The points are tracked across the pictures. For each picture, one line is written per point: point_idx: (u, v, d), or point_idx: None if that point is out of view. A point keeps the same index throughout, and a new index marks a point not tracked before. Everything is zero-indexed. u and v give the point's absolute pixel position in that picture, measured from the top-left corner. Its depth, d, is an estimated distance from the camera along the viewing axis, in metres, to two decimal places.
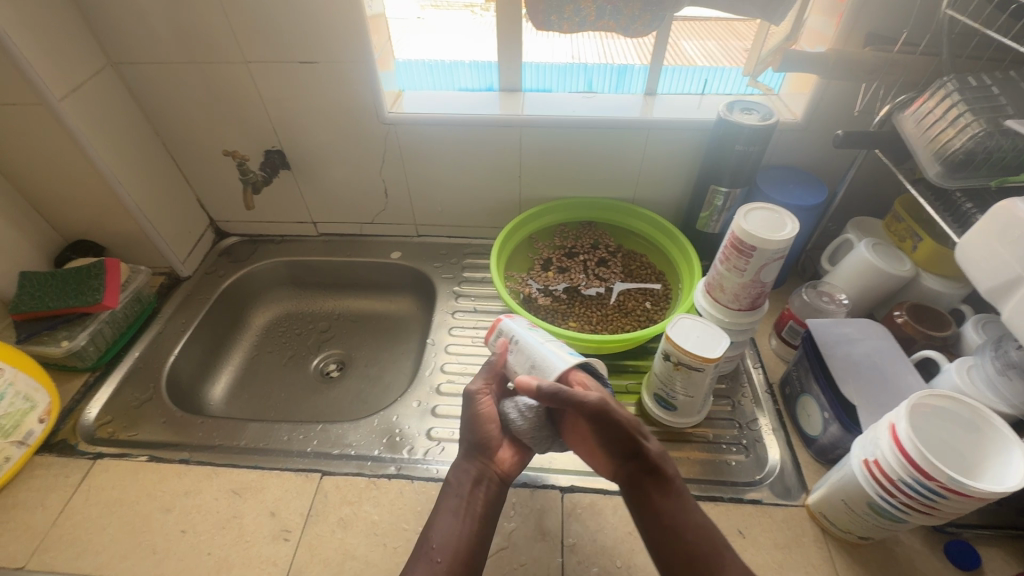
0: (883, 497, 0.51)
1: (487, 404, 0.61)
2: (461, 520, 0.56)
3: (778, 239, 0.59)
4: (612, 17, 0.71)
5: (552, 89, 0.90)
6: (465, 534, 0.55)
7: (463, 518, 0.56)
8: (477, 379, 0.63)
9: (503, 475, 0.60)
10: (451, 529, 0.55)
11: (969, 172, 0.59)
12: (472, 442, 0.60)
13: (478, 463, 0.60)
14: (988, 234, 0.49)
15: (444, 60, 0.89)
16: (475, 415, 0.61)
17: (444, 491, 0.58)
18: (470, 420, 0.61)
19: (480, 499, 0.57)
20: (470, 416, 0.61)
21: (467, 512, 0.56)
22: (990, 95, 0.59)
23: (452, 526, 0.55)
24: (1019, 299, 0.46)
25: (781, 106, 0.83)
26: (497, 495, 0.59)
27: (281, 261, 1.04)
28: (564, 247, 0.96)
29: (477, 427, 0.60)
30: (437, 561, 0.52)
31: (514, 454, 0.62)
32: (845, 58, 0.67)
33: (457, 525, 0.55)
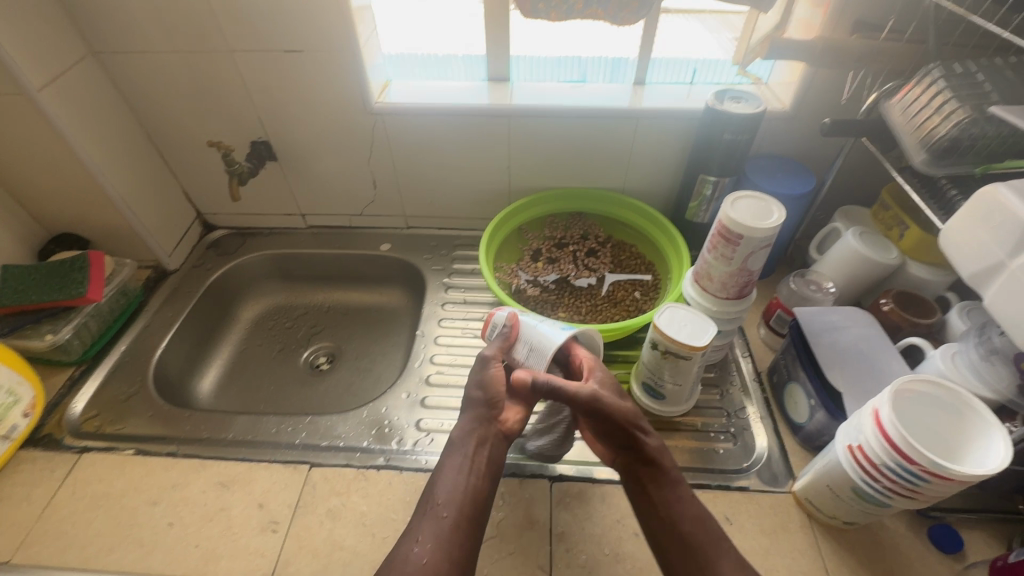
0: (867, 482, 0.52)
1: (497, 368, 0.64)
2: (466, 476, 0.56)
3: (765, 227, 0.59)
4: (600, 6, 0.73)
5: (544, 80, 0.90)
6: (469, 488, 0.56)
7: (467, 474, 0.57)
8: (492, 347, 0.65)
9: (510, 433, 0.63)
10: (456, 483, 0.56)
11: (956, 159, 0.59)
12: (481, 404, 0.61)
13: (484, 423, 0.61)
14: (973, 219, 0.49)
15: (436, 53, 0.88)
16: (487, 375, 0.63)
17: (450, 447, 0.59)
18: (478, 380, 0.63)
19: (483, 454, 0.59)
20: (477, 378, 0.63)
21: (472, 468, 0.57)
22: (976, 83, 0.59)
23: (458, 481, 0.56)
24: (1000, 286, 0.46)
25: (770, 95, 0.83)
26: (500, 452, 0.61)
27: (270, 253, 1.03)
28: (554, 238, 0.95)
29: (488, 385, 0.62)
30: (444, 516, 0.53)
31: (519, 415, 0.64)
32: (833, 46, 0.67)
33: (460, 480, 0.56)
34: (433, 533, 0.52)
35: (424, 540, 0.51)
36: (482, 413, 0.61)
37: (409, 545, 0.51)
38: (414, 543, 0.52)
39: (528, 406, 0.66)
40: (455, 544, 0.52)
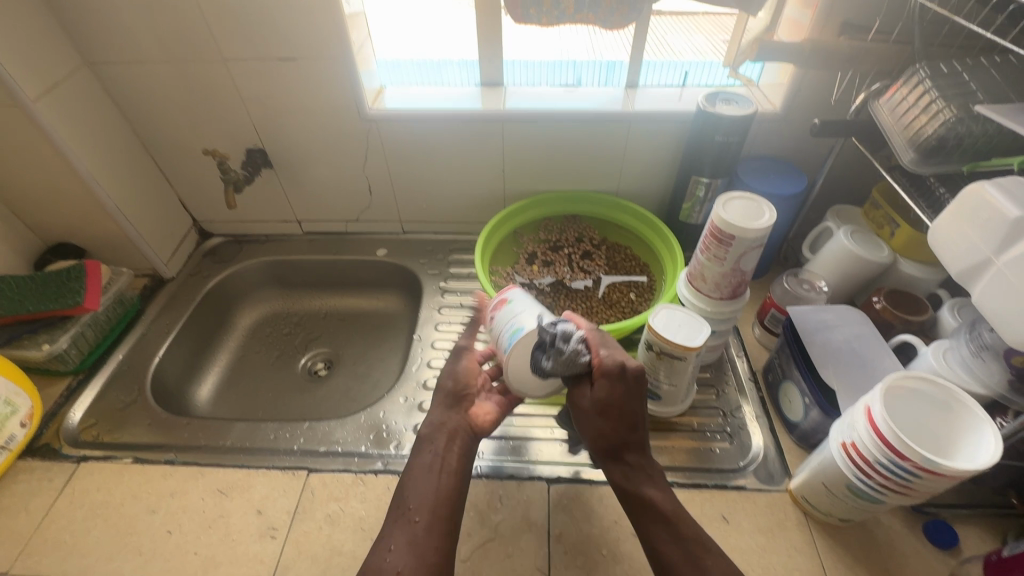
0: (861, 479, 0.52)
1: (467, 359, 0.67)
2: (437, 475, 0.56)
3: (757, 227, 0.60)
4: (592, 10, 0.75)
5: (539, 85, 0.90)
6: (441, 488, 0.55)
7: (438, 474, 0.56)
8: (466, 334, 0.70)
9: (477, 428, 0.62)
10: (427, 485, 0.55)
11: (942, 158, 0.60)
12: (451, 394, 0.63)
13: (453, 415, 0.61)
14: (960, 217, 0.50)
15: (432, 60, 0.89)
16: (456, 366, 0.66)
17: (420, 451, 0.59)
18: (450, 371, 0.66)
19: (450, 453, 0.58)
20: (449, 369, 0.66)
21: (442, 467, 0.57)
22: (962, 82, 0.60)
23: (428, 483, 0.55)
24: (988, 282, 0.47)
25: (761, 97, 0.84)
26: (471, 447, 0.60)
27: (266, 260, 1.03)
28: (549, 241, 0.96)
29: (459, 375, 0.65)
30: (416, 520, 0.52)
31: (491, 413, 0.64)
32: (821, 48, 0.68)
33: (429, 483, 0.55)
34: (406, 539, 0.51)
35: (397, 548, 0.50)
36: (450, 404, 0.63)
37: (382, 555, 0.50)
38: (387, 551, 0.50)
39: (504, 406, 0.65)
40: (428, 548, 0.50)
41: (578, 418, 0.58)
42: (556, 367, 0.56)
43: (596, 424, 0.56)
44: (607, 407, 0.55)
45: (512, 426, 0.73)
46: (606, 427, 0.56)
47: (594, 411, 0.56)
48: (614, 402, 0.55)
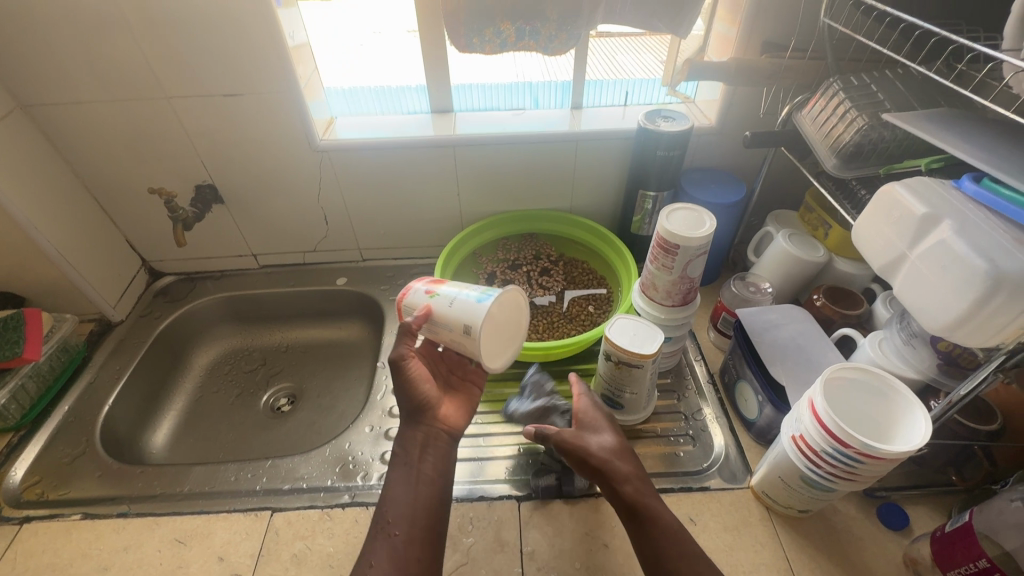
0: (811, 469, 0.55)
1: (415, 366, 0.60)
2: (416, 486, 0.55)
3: (699, 235, 0.64)
4: (532, 38, 0.79)
5: (499, 108, 0.93)
6: (419, 498, 0.55)
7: (416, 485, 0.55)
8: (399, 346, 0.59)
9: (452, 429, 0.61)
10: (406, 496, 0.54)
11: (862, 162, 0.65)
12: (408, 408, 0.59)
13: (420, 427, 0.59)
14: (877, 216, 0.54)
15: (390, 86, 0.90)
16: (405, 376, 0.59)
17: (395, 461, 0.57)
18: (402, 384, 0.59)
19: (425, 460, 0.57)
20: (399, 382, 0.59)
21: (419, 477, 0.56)
22: (871, 93, 0.65)
23: (406, 494, 0.55)
24: (907, 275, 0.50)
25: (698, 113, 0.89)
26: (445, 451, 0.59)
27: (222, 297, 1.01)
28: (508, 259, 0.97)
29: (411, 390, 0.59)
30: (396, 533, 0.52)
31: (456, 411, 0.63)
32: (745, 66, 0.73)
33: (402, 493, 0.55)
34: (388, 552, 0.51)
35: (379, 562, 0.50)
36: (411, 420, 0.59)
37: (364, 570, 0.50)
38: (369, 568, 0.50)
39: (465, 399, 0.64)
40: (412, 561, 0.51)
41: (575, 450, 0.59)
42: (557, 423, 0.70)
43: (597, 442, 0.59)
44: (598, 426, 0.62)
45: (479, 447, 0.73)
46: (605, 444, 0.60)
47: (593, 433, 0.61)
48: (607, 426, 0.62)
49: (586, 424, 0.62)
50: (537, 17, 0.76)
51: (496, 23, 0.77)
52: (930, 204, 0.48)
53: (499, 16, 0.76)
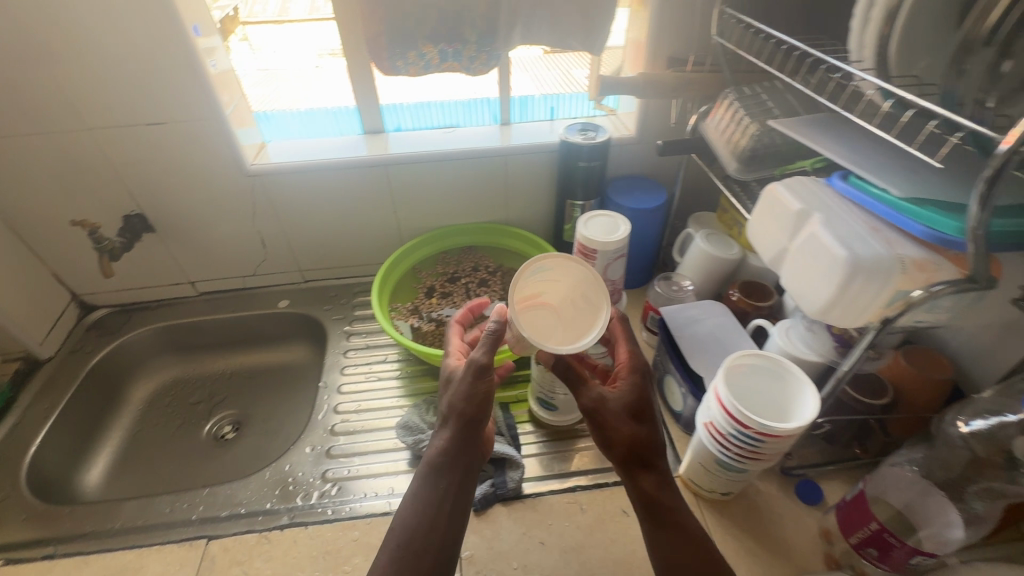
0: (722, 451, 0.58)
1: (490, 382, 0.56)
2: (447, 507, 0.54)
3: (615, 239, 0.68)
4: (455, 59, 0.82)
5: (460, 125, 0.96)
6: (449, 521, 0.53)
7: (448, 506, 0.54)
8: (484, 354, 0.55)
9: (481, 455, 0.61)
10: (435, 518, 0.53)
11: (759, 165, 0.70)
12: (467, 423, 0.56)
13: (470, 447, 0.56)
14: (763, 215, 0.58)
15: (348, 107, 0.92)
16: (479, 391, 0.55)
17: (424, 478, 0.55)
18: (473, 397, 0.55)
19: (457, 486, 0.55)
20: (471, 393, 0.55)
21: (454, 499, 0.54)
22: (761, 102, 0.71)
23: (436, 516, 0.53)
24: (789, 267, 0.55)
25: (620, 124, 0.94)
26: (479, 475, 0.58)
27: (159, 327, 0.99)
28: (447, 273, 0.99)
29: (480, 406, 0.56)
30: (421, 558, 0.51)
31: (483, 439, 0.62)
32: (651, 79, 0.78)
33: (427, 517, 0.53)
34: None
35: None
36: (466, 437, 0.56)
37: None
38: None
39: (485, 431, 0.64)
40: None
41: (602, 427, 0.56)
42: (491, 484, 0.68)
43: (628, 427, 0.55)
44: (635, 410, 0.56)
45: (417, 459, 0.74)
46: (639, 431, 0.55)
47: (627, 417, 0.56)
48: (643, 406, 0.56)
49: (624, 402, 0.56)
50: (457, 39, 0.80)
51: (418, 46, 0.80)
52: (802, 200, 0.53)
53: (420, 40, 0.79)
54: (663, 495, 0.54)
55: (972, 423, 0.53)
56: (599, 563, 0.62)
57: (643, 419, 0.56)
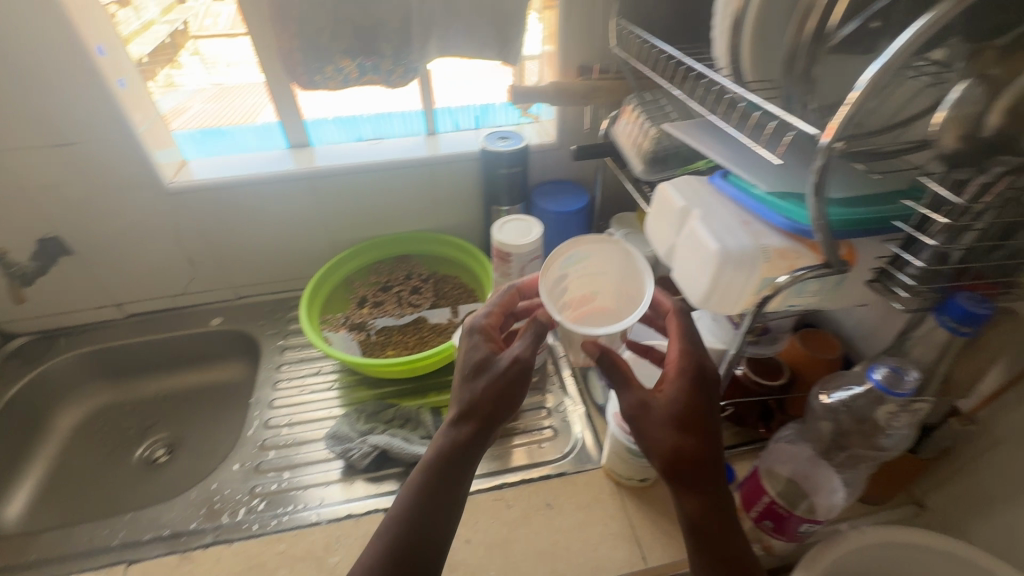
0: (627, 437, 0.64)
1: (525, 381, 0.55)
2: (445, 506, 0.50)
3: (528, 242, 0.71)
4: (374, 72, 0.84)
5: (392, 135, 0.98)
6: (443, 520, 0.50)
7: (444, 507, 0.50)
8: (528, 349, 0.55)
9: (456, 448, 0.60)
10: (431, 516, 0.49)
11: (664, 167, 0.73)
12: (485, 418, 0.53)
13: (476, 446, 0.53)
14: (656, 214, 0.62)
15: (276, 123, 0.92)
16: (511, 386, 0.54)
17: (427, 465, 0.52)
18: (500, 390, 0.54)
19: (461, 478, 0.52)
20: (503, 388, 0.54)
21: (450, 499, 0.51)
22: (659, 108, 0.75)
23: (432, 514, 0.49)
24: (677, 262, 0.58)
25: (543, 131, 0.97)
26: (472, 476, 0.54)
27: (83, 352, 0.96)
28: (380, 282, 1.00)
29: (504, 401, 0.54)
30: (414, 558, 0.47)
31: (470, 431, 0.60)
32: (561, 88, 0.81)
33: (422, 504, 0.50)
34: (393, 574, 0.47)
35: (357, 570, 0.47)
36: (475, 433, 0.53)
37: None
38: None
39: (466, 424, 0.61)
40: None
41: (641, 432, 0.52)
42: None
43: (670, 439, 0.50)
44: (683, 419, 0.51)
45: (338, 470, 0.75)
46: (684, 443, 0.50)
47: (669, 427, 0.50)
48: (693, 419, 0.51)
49: (671, 408, 0.51)
50: (374, 53, 0.81)
51: (335, 61, 0.81)
52: (684, 197, 0.57)
53: (336, 54, 0.81)
54: (706, 517, 0.50)
55: (834, 395, 0.55)
56: (522, 555, 0.64)
57: (694, 435, 0.50)
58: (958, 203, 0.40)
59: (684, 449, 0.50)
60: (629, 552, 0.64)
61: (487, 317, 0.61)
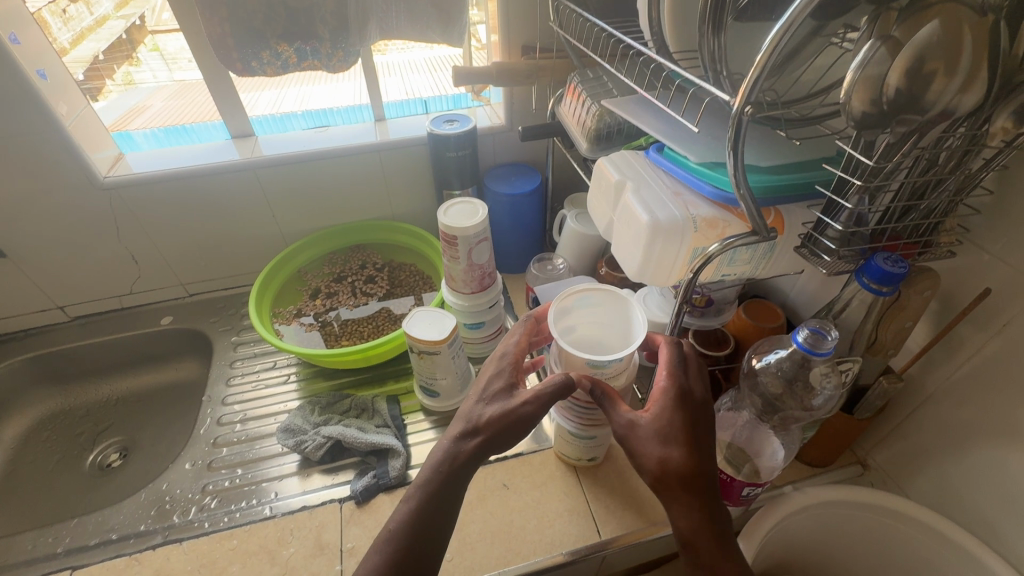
0: (567, 420, 0.64)
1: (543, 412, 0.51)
2: (432, 524, 0.46)
3: (473, 224, 0.70)
4: (315, 57, 0.81)
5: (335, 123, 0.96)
6: (432, 540, 0.46)
7: (432, 525, 0.46)
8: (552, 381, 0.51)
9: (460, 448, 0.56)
10: (417, 536, 0.46)
11: (608, 144, 0.73)
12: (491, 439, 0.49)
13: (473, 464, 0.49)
14: (595, 191, 0.62)
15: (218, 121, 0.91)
16: (525, 411, 0.50)
17: (425, 487, 0.48)
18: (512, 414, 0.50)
19: (457, 507, 0.48)
20: (514, 411, 0.50)
21: (442, 516, 0.47)
22: (602, 84, 0.74)
23: (417, 531, 0.46)
24: (616, 239, 0.58)
25: (493, 114, 0.96)
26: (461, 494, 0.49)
27: (26, 358, 0.92)
28: (334, 273, 0.99)
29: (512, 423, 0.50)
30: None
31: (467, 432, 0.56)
32: (506, 68, 0.80)
33: (409, 526, 0.46)
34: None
35: None
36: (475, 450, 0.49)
37: None
38: None
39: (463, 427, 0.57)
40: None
41: (632, 455, 0.48)
42: (366, 480, 0.69)
43: (656, 454, 0.46)
44: (672, 436, 0.47)
45: (291, 463, 0.74)
46: (672, 458, 0.46)
47: (656, 443, 0.47)
48: (680, 431, 0.47)
49: (656, 426, 0.48)
50: (313, 37, 0.79)
51: (271, 45, 0.78)
52: (619, 172, 0.57)
53: (273, 39, 0.78)
54: (703, 539, 0.45)
55: (764, 359, 0.56)
56: (478, 536, 0.64)
57: (683, 448, 0.46)
58: (868, 164, 0.42)
59: (674, 463, 0.46)
60: (583, 527, 0.65)
61: (514, 346, 0.57)
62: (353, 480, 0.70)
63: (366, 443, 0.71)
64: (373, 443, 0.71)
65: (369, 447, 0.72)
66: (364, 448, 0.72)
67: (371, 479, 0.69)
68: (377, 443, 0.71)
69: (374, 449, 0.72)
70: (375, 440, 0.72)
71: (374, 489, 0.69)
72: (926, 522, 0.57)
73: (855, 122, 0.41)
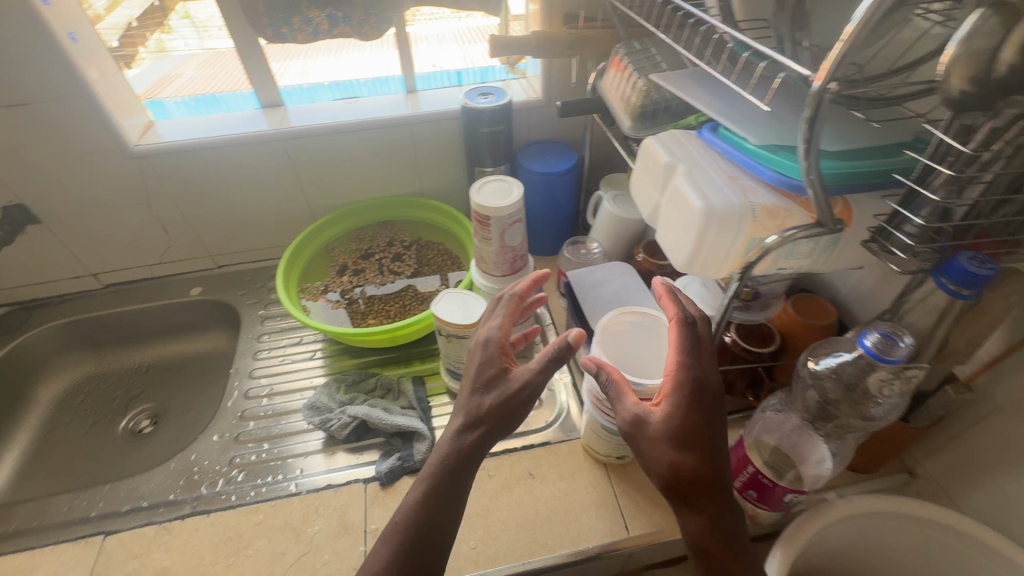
0: (603, 415, 0.61)
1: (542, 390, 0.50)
2: (447, 511, 0.46)
3: (508, 204, 0.67)
4: (345, 23, 0.79)
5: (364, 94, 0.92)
6: (447, 524, 0.45)
7: (448, 510, 0.46)
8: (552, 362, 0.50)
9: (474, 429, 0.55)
10: (434, 523, 0.45)
11: (652, 122, 0.68)
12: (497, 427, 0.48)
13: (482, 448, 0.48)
14: (641, 171, 0.58)
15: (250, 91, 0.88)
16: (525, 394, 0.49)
17: (446, 484, 0.47)
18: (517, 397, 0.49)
19: None
20: (514, 396, 0.49)
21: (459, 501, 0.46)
22: (650, 57, 0.69)
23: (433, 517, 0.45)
24: (662, 225, 0.55)
25: (528, 87, 0.92)
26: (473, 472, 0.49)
27: (61, 323, 0.94)
28: (360, 249, 0.98)
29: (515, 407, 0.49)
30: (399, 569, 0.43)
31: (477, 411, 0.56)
32: (546, 37, 0.75)
33: (425, 514, 0.45)
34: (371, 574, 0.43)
35: None
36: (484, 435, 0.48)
37: None
38: None
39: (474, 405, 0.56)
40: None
41: (639, 455, 0.45)
42: (392, 462, 0.68)
43: (668, 458, 0.43)
44: (684, 438, 0.44)
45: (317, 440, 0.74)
46: (685, 461, 0.43)
47: (668, 445, 0.44)
48: (695, 431, 0.44)
49: (668, 426, 0.44)
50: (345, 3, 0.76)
51: (303, 10, 0.76)
52: (670, 153, 0.53)
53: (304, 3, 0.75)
54: (713, 540, 0.43)
55: (822, 361, 0.52)
56: (502, 525, 0.63)
57: (697, 450, 0.44)
58: (964, 151, 0.37)
59: (686, 468, 0.43)
60: (611, 522, 0.63)
61: (498, 329, 0.55)
62: (379, 461, 0.69)
63: (394, 424, 0.71)
64: (400, 424, 0.71)
65: (395, 428, 0.71)
66: (390, 429, 0.71)
67: (396, 461, 0.68)
68: (402, 425, 0.71)
69: (400, 431, 0.71)
70: (400, 421, 0.71)
71: (401, 470, 0.68)
72: (983, 541, 0.54)
73: (952, 103, 0.36)
